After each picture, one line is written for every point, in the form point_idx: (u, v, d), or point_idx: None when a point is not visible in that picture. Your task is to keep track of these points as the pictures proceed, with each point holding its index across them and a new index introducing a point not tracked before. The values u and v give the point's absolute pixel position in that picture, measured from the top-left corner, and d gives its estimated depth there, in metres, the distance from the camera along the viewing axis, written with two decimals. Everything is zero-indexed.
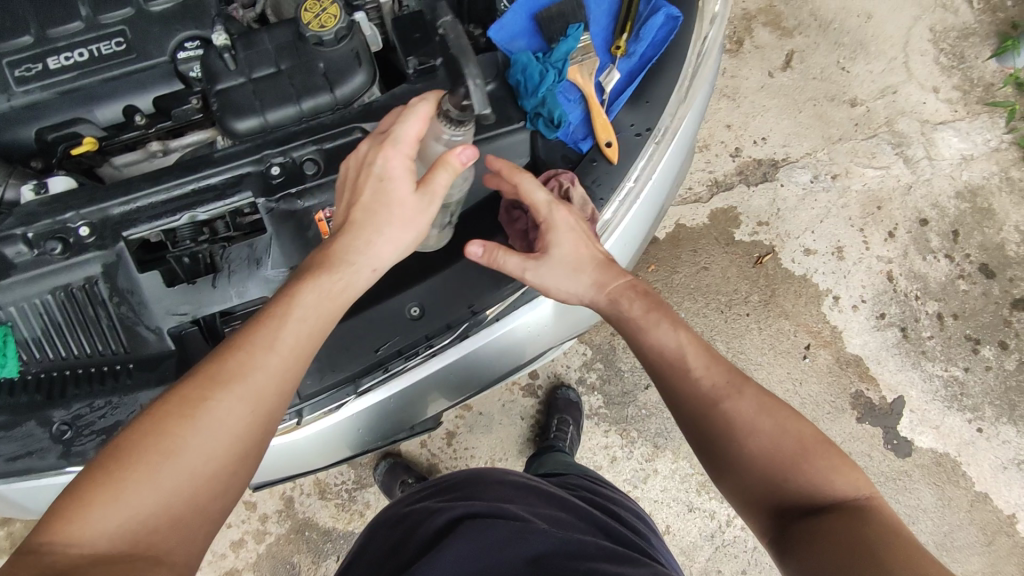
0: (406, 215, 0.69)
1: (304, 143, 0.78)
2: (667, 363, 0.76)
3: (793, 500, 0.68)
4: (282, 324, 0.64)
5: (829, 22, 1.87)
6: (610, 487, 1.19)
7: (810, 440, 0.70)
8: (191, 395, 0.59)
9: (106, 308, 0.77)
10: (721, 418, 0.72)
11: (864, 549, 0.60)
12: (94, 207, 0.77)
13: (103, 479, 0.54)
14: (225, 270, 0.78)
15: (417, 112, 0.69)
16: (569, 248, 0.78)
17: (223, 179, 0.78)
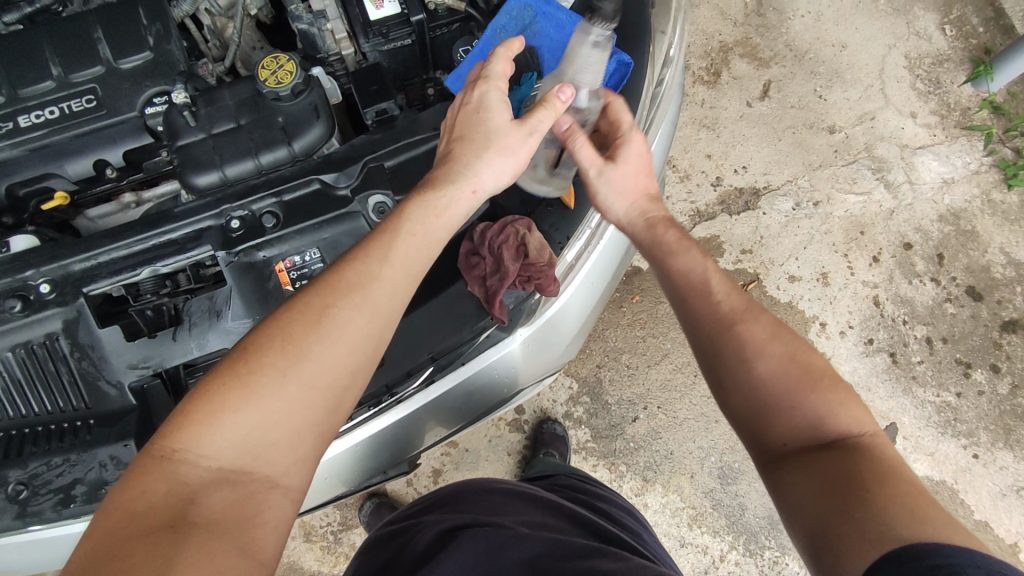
0: (501, 142, 0.73)
1: (263, 196, 0.79)
2: (691, 285, 0.77)
3: (792, 430, 0.67)
4: (394, 242, 0.66)
5: (805, 52, 1.89)
6: (599, 484, 1.20)
7: (824, 374, 0.69)
8: (315, 305, 0.60)
9: (66, 364, 0.77)
10: (732, 339, 0.71)
11: (857, 484, 0.60)
12: (55, 264, 0.77)
13: (233, 384, 0.57)
14: (186, 322, 0.79)
15: (500, 54, 0.75)
16: (632, 169, 0.83)
17: (182, 233, 0.79)
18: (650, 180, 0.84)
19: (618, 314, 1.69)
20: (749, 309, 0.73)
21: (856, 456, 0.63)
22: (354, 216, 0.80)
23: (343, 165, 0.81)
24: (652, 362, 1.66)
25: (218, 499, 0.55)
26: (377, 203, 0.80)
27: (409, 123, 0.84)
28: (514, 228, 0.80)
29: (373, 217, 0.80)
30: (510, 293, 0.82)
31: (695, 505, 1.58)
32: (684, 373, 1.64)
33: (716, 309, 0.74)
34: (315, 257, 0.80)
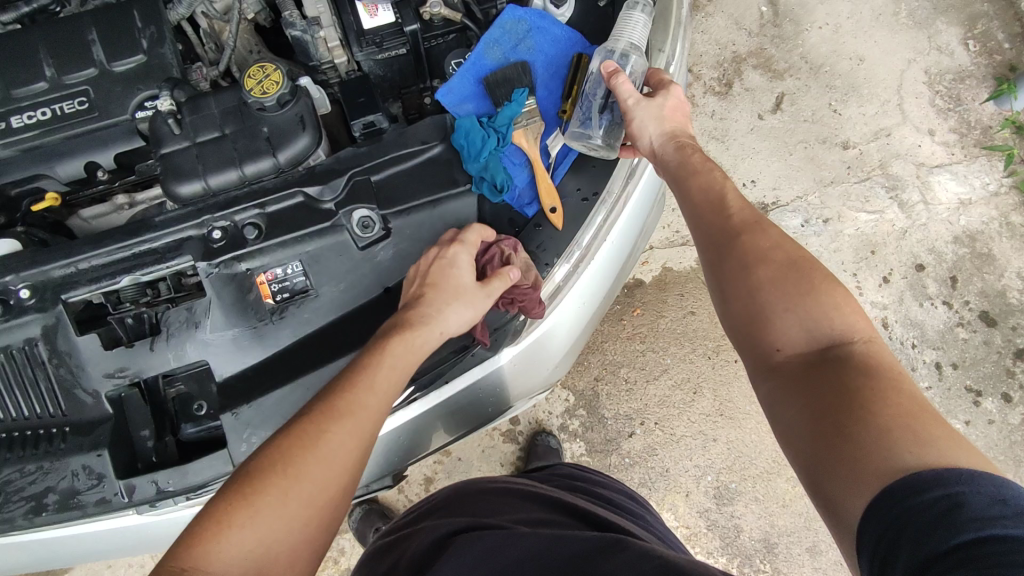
0: (466, 299, 0.73)
1: (246, 207, 0.79)
2: (705, 200, 0.72)
3: (788, 337, 0.63)
4: (381, 363, 0.66)
5: (821, 64, 1.84)
6: (593, 472, 1.12)
7: (824, 279, 0.63)
8: (309, 427, 0.61)
9: (44, 371, 0.77)
10: (735, 246, 0.67)
11: (848, 398, 0.56)
12: (34, 269, 0.77)
13: (236, 504, 0.57)
14: (164, 333, 0.78)
15: (475, 227, 0.77)
16: (671, 103, 0.80)
17: (165, 242, 0.78)
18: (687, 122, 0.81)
19: (619, 328, 1.65)
20: (754, 217, 0.69)
21: (848, 365, 0.59)
22: (338, 229, 0.79)
23: (328, 177, 0.80)
24: (651, 377, 1.62)
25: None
26: (362, 217, 0.79)
27: (397, 136, 0.82)
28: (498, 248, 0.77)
29: (356, 231, 0.79)
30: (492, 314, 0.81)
31: (688, 525, 1.55)
32: (682, 390, 1.60)
33: (721, 216, 0.70)
34: (297, 270, 0.79)
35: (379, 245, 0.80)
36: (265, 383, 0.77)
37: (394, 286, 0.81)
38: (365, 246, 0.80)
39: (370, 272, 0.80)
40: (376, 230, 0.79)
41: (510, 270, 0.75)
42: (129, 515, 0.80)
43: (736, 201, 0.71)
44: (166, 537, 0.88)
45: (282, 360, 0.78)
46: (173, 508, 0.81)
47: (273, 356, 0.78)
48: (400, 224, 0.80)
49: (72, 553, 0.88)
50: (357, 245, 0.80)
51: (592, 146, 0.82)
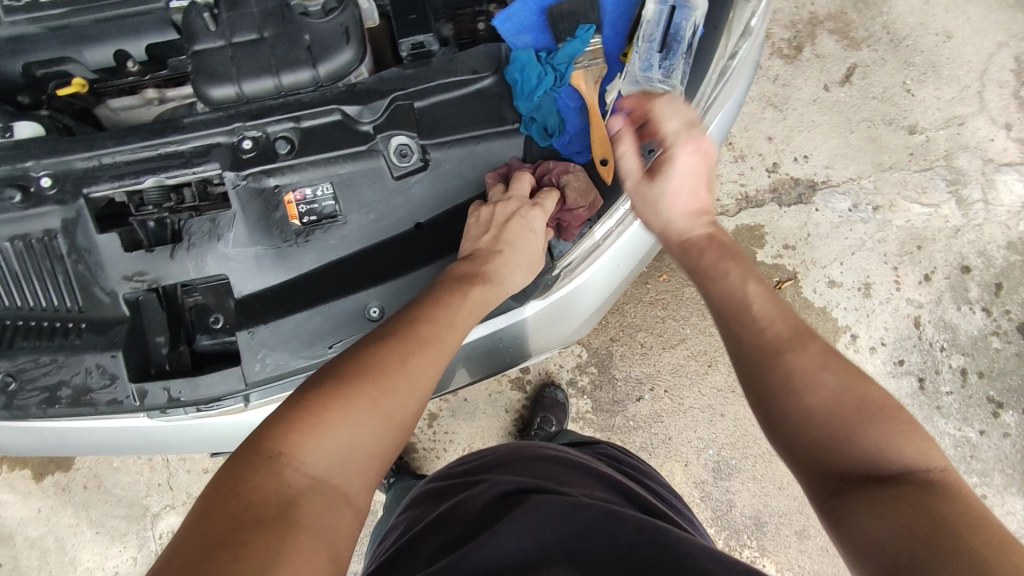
0: (531, 265, 0.74)
1: (280, 118, 0.74)
2: (729, 309, 0.61)
3: (854, 461, 0.51)
4: (457, 304, 0.66)
5: (903, 37, 1.69)
6: (637, 460, 1.08)
7: (884, 405, 0.52)
8: (399, 347, 0.59)
9: (62, 264, 0.75)
10: (778, 363, 0.56)
11: (942, 542, 0.44)
12: (57, 158, 0.74)
13: (333, 400, 0.54)
14: (185, 242, 0.75)
15: (555, 194, 0.73)
16: (676, 183, 0.68)
17: (193, 146, 0.74)
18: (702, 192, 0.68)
19: (642, 291, 1.62)
20: (792, 332, 0.57)
21: (931, 498, 0.47)
22: (373, 155, 0.75)
23: (368, 98, 0.75)
24: (668, 344, 1.60)
25: (313, 510, 0.50)
26: (399, 144, 0.75)
27: (446, 62, 0.77)
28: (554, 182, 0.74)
29: (393, 158, 0.75)
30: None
31: (682, 494, 1.56)
32: (697, 361, 1.58)
33: (755, 329, 0.58)
34: (327, 192, 0.75)
35: (415, 176, 0.76)
36: (285, 305, 0.75)
37: (425, 222, 0.77)
38: (401, 176, 0.76)
39: (404, 205, 0.77)
40: (412, 160, 0.75)
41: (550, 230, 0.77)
42: (139, 417, 0.80)
43: (764, 312, 0.59)
44: (175, 442, 0.89)
45: (303, 285, 0.76)
46: (184, 416, 0.80)
47: (295, 279, 0.76)
48: (440, 156, 0.76)
49: (84, 445, 0.88)
50: (391, 173, 0.76)
51: (652, 93, 0.73)
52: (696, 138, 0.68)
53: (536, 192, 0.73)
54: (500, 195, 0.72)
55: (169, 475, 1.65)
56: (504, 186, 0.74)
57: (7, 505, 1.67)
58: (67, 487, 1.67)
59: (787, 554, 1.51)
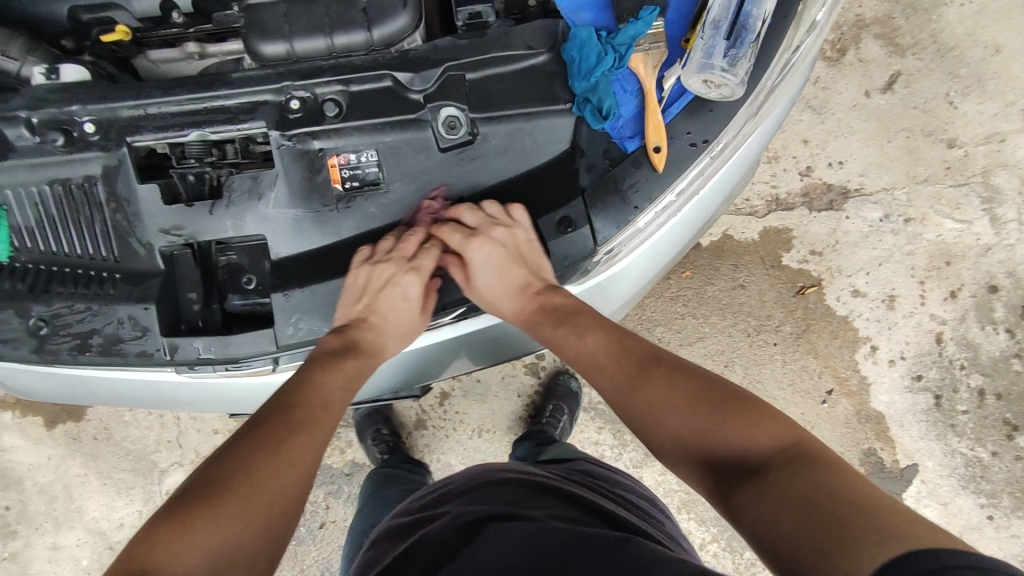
0: (408, 328, 0.79)
1: (329, 80, 0.72)
2: (587, 366, 0.76)
3: (728, 453, 0.62)
4: (326, 386, 0.72)
5: (951, 48, 1.65)
6: (614, 472, 1.09)
7: (731, 398, 0.66)
8: (269, 437, 0.65)
9: (100, 212, 0.74)
10: (643, 391, 0.70)
11: (795, 502, 0.54)
12: (102, 105, 0.72)
13: (204, 502, 0.59)
14: (225, 199, 0.74)
15: (434, 250, 0.77)
16: (487, 277, 0.79)
17: (239, 102, 0.72)
18: (512, 272, 0.78)
19: (664, 286, 1.61)
20: (645, 361, 0.72)
21: (786, 469, 0.58)
22: (422, 125, 0.74)
23: (420, 66, 0.73)
24: (686, 342, 1.60)
25: None
26: (449, 116, 0.73)
27: (502, 35, 0.75)
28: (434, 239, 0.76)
29: (441, 130, 0.74)
30: (546, 221, 0.75)
31: (687, 491, 1.57)
32: (713, 360, 1.59)
33: (620, 370, 0.73)
34: (371, 159, 0.74)
35: (462, 150, 0.75)
36: (324, 271, 0.75)
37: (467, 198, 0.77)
38: (447, 149, 0.74)
39: (447, 177, 0.76)
40: (461, 133, 0.74)
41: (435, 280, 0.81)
42: (165, 372, 0.80)
43: (615, 356, 0.74)
44: (198, 400, 0.89)
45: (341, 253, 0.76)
46: (213, 375, 0.80)
47: (333, 245, 0.76)
48: (489, 131, 0.74)
49: (108, 394, 0.88)
50: (438, 146, 0.74)
51: (714, 82, 0.70)
52: (488, 232, 0.75)
53: (417, 251, 0.76)
54: (381, 254, 0.74)
55: (179, 433, 1.66)
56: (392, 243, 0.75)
57: (17, 450, 1.68)
58: (78, 437, 1.68)
59: None
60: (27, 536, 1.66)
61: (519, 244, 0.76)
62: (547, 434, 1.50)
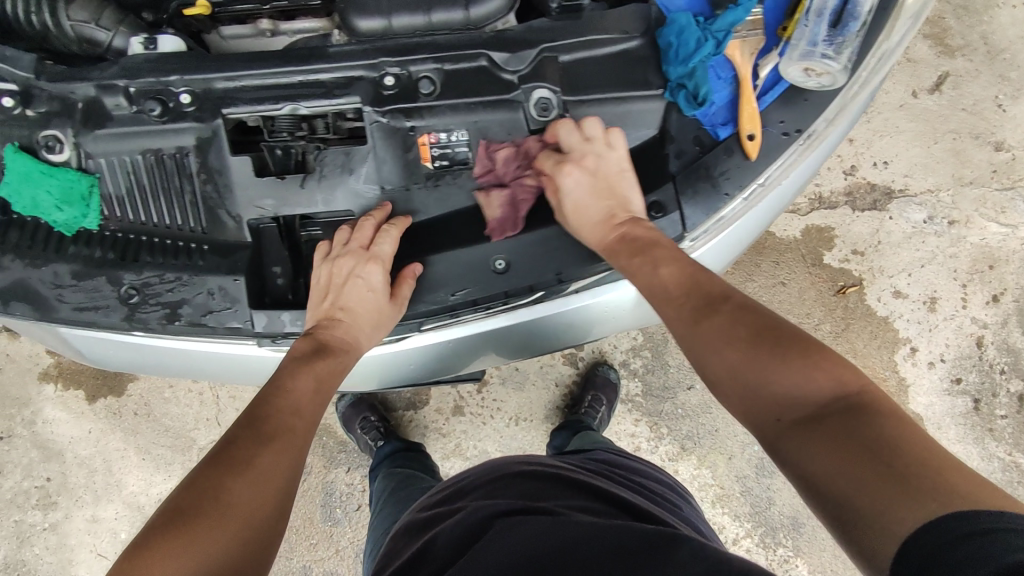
0: (378, 321, 0.77)
1: (424, 58, 0.72)
2: (649, 296, 0.69)
3: (786, 396, 0.57)
4: (294, 389, 0.69)
5: (1001, 51, 1.64)
6: (633, 458, 1.10)
7: (797, 339, 0.59)
8: (238, 452, 0.62)
9: (191, 182, 0.75)
10: (700, 327, 0.64)
11: (860, 456, 0.49)
12: (198, 76, 0.72)
13: (173, 530, 0.55)
14: (317, 172, 0.74)
15: (393, 234, 0.74)
16: (580, 204, 0.73)
17: (333, 77, 0.72)
18: (599, 200, 0.72)
19: None
20: (706, 296, 0.65)
21: (854, 419, 0.52)
22: (513, 105, 0.73)
23: (517, 47, 0.73)
24: None
25: None
26: (541, 98, 0.73)
27: (596, 17, 0.75)
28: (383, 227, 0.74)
29: (532, 111, 0.74)
30: (634, 206, 0.74)
31: (723, 486, 1.57)
32: None
33: (673, 305, 0.67)
34: (461, 138, 0.74)
35: None
36: (413, 250, 0.77)
37: None
38: (537, 129, 0.75)
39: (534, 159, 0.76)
40: (552, 115, 0.74)
41: (415, 265, 0.76)
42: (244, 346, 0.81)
43: (680, 286, 0.67)
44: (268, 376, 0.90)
45: (430, 232, 0.77)
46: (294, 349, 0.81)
47: (420, 224, 0.77)
48: (578, 114, 0.75)
49: (178, 368, 0.89)
50: (528, 126, 0.75)
51: (814, 70, 0.70)
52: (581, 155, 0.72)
53: (373, 239, 0.74)
54: (340, 250, 0.75)
55: (218, 411, 1.68)
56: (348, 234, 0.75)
57: (58, 422, 1.70)
58: (118, 412, 1.70)
59: (821, 556, 1.53)
60: (66, 508, 1.68)
61: (610, 172, 0.72)
62: (585, 424, 1.50)
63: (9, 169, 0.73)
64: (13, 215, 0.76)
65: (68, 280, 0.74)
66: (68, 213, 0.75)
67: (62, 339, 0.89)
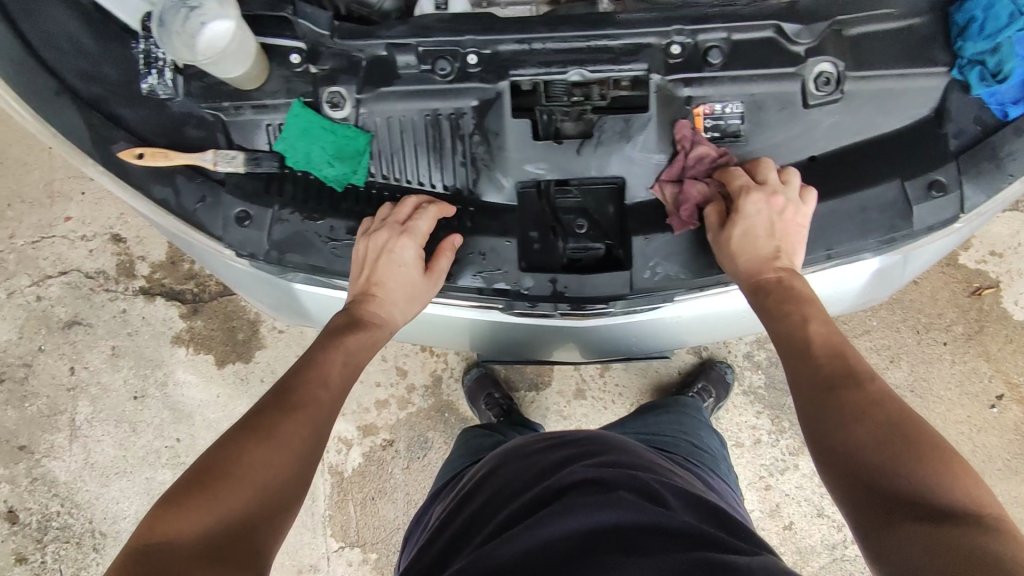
0: (410, 295, 0.76)
1: (716, 27, 0.72)
2: (790, 353, 0.68)
3: (901, 486, 0.56)
4: (328, 363, 0.71)
5: None
6: (711, 476, 1.02)
7: (930, 440, 0.57)
8: (263, 420, 0.64)
9: (464, 144, 0.76)
10: (831, 399, 0.63)
11: (970, 560, 0.48)
12: (490, 38, 0.73)
13: (198, 488, 0.58)
14: (595, 138, 0.75)
15: (431, 211, 0.75)
16: (745, 233, 0.72)
17: (623, 44, 0.73)
18: (769, 238, 0.72)
19: None
20: (848, 371, 0.64)
21: (978, 531, 0.51)
22: (793, 79, 0.74)
23: (809, 19, 0.73)
24: (853, 333, 1.46)
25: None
26: (823, 72, 0.73)
27: None
28: (417, 204, 0.75)
29: (812, 85, 0.74)
30: (913, 185, 0.73)
31: None
32: (879, 354, 1.46)
33: (809, 368, 0.66)
34: (736, 111, 0.75)
35: (826, 108, 0.75)
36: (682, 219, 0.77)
37: (820, 156, 0.76)
38: (813, 106, 0.74)
39: (805, 134, 0.76)
40: (831, 89, 0.74)
41: (454, 237, 0.76)
42: (494, 312, 0.82)
43: (826, 352, 0.66)
44: (494, 341, 0.90)
45: None
46: (548, 317, 0.81)
47: None
48: (857, 89, 0.74)
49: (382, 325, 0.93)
50: (805, 101, 0.74)
51: None
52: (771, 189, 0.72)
53: (411, 215, 0.75)
54: (376, 225, 0.75)
55: None
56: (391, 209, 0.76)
57: (188, 386, 1.53)
58: (246, 378, 1.52)
59: None
60: None
61: (790, 221, 0.72)
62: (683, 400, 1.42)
63: (288, 124, 0.75)
64: (286, 169, 0.78)
65: (343, 235, 0.77)
66: (339, 169, 0.76)
67: (293, 299, 0.88)
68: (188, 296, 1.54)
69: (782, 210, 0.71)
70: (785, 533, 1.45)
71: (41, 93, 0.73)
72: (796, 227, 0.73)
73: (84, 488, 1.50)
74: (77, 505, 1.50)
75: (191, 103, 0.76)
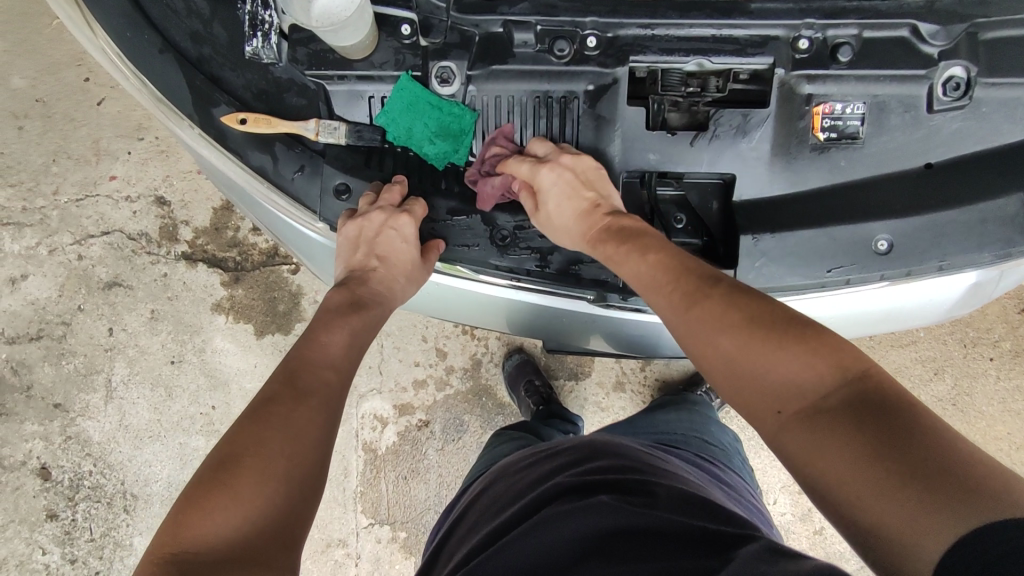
0: (410, 274, 0.76)
1: (850, 23, 0.70)
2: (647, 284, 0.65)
3: (782, 386, 0.55)
4: (321, 346, 0.70)
5: None
6: (720, 466, 0.98)
7: (792, 327, 0.56)
8: (271, 410, 0.61)
9: (573, 129, 0.74)
10: (693, 316, 0.61)
11: (859, 447, 0.48)
12: (615, 20, 0.71)
13: (217, 487, 0.55)
14: (710, 132, 0.73)
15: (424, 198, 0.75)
16: (557, 204, 0.72)
17: (750, 35, 0.71)
18: (581, 192, 0.70)
19: None
20: (699, 279, 0.62)
21: (853, 403, 0.51)
22: (920, 82, 0.72)
23: (947, 20, 0.70)
24: (899, 344, 1.43)
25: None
26: (953, 77, 0.71)
27: None
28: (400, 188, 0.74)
29: (940, 90, 0.71)
30: None
31: None
32: (925, 366, 1.43)
33: (666, 292, 0.64)
34: (857, 111, 0.72)
35: (951, 113, 0.72)
36: (792, 218, 0.73)
37: (937, 164, 0.73)
38: (938, 111, 0.72)
39: (926, 140, 0.73)
40: (959, 95, 0.71)
41: (439, 241, 0.75)
42: (584, 304, 0.79)
43: (671, 272, 0.64)
44: (565, 335, 0.87)
45: (811, 199, 0.74)
46: (639, 312, 0.79)
47: (795, 193, 0.74)
48: (986, 96, 0.71)
49: (449, 311, 0.88)
50: (929, 107, 0.72)
51: None
52: (557, 158, 0.71)
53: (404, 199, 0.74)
54: (366, 208, 0.73)
55: (382, 359, 1.48)
56: (372, 197, 0.74)
57: (227, 354, 1.47)
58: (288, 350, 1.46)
59: None
60: None
61: (587, 168, 0.71)
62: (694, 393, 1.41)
63: (394, 97, 0.73)
64: (386, 144, 0.76)
65: (444, 215, 0.76)
66: (440, 146, 0.74)
67: None
68: (230, 264, 1.47)
69: (574, 169, 0.70)
70: (815, 538, 1.44)
71: (144, 51, 0.71)
72: (596, 170, 0.72)
73: (118, 449, 1.45)
74: (108, 466, 1.45)
75: (294, 70, 0.74)
